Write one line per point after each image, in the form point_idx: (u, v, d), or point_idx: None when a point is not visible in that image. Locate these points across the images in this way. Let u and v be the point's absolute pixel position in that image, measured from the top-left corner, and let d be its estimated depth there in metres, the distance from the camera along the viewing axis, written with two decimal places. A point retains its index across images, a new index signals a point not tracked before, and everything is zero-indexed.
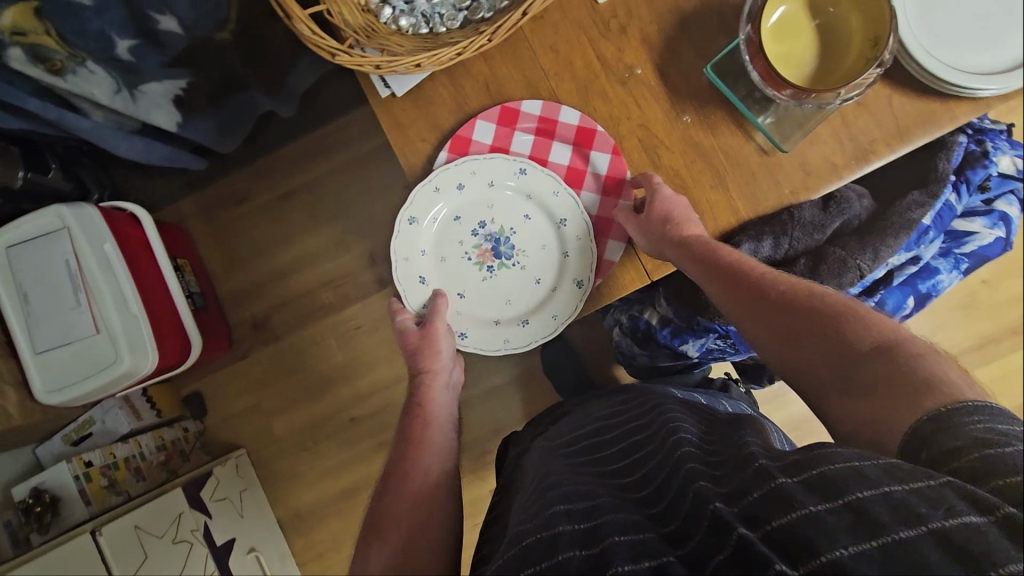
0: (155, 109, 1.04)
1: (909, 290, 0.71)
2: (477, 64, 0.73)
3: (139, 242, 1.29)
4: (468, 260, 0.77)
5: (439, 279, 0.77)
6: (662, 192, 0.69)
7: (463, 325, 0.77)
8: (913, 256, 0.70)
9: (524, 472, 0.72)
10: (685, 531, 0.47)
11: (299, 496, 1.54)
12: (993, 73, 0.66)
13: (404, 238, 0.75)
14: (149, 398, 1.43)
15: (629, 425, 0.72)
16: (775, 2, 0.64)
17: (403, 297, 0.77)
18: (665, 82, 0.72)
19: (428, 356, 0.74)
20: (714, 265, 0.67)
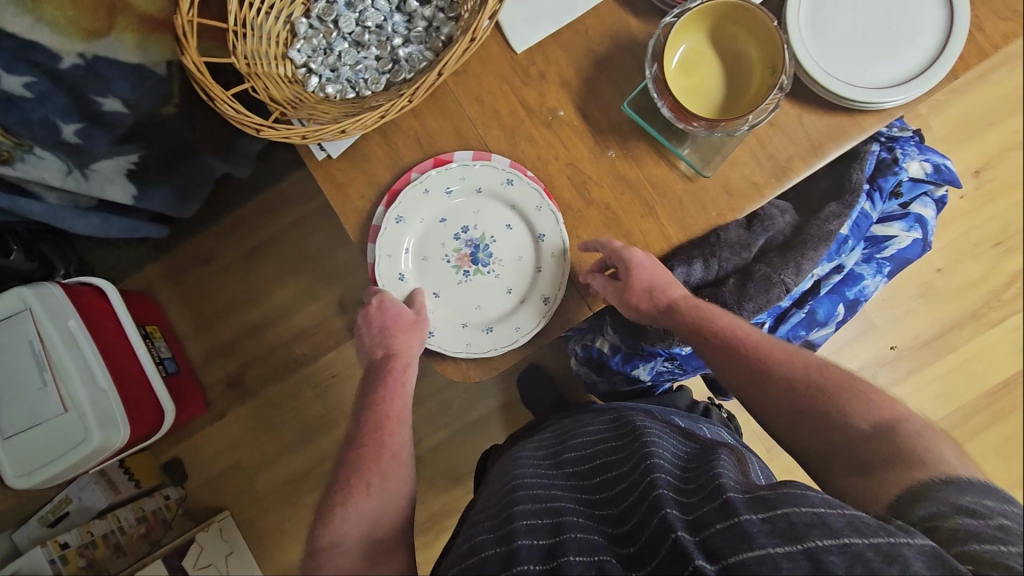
0: (108, 185, 1.05)
1: (836, 298, 0.75)
2: (407, 120, 0.76)
3: (106, 314, 1.28)
4: (445, 263, 0.73)
5: (418, 279, 0.74)
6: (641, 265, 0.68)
7: (433, 323, 0.72)
8: (838, 265, 0.73)
9: (494, 476, 0.75)
10: (643, 556, 0.52)
11: (288, 553, 1.51)
12: (892, 85, 0.70)
13: (387, 237, 0.72)
14: (126, 469, 1.41)
15: (603, 432, 0.75)
16: (675, 42, 0.68)
17: (377, 282, 0.72)
18: (587, 120, 0.75)
19: (398, 337, 0.69)
20: (708, 330, 0.68)
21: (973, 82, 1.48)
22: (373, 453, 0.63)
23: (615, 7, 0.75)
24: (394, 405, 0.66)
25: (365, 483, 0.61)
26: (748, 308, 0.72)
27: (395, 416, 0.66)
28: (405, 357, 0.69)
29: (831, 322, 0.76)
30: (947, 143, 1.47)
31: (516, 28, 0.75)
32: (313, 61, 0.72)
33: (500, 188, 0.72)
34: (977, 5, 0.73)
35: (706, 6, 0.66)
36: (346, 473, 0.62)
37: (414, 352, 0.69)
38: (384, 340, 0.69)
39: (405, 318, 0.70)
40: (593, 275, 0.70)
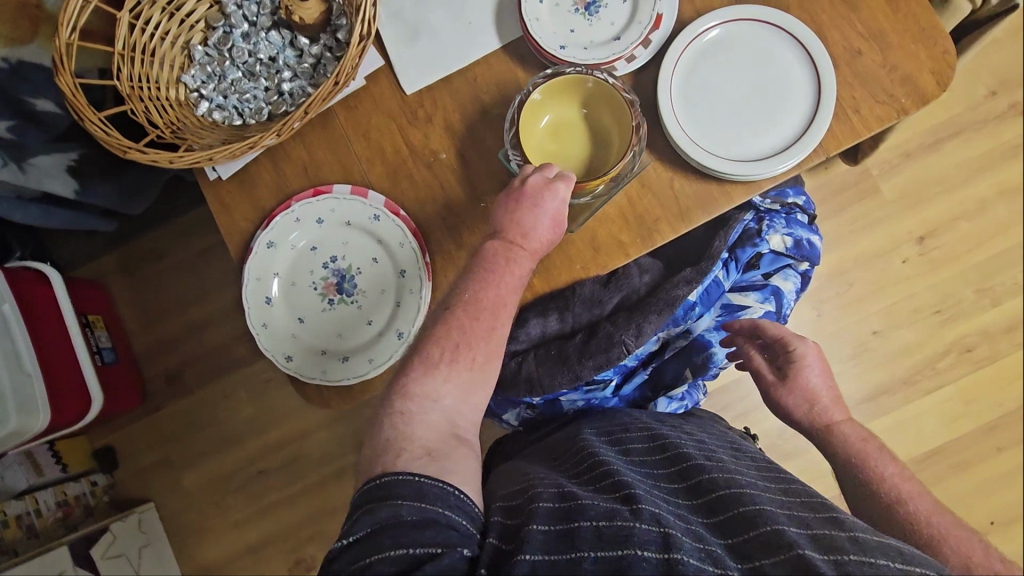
0: (47, 179, 0.99)
1: (681, 360, 0.82)
2: (297, 150, 0.78)
3: (49, 302, 1.31)
4: (313, 290, 0.75)
5: (285, 302, 0.75)
6: (808, 374, 0.71)
7: (292, 346, 0.74)
8: (684, 330, 0.79)
9: (559, 438, 0.75)
10: (751, 552, 0.51)
11: (206, 552, 1.53)
12: (755, 161, 0.71)
13: (258, 260, 0.75)
14: (55, 452, 1.42)
15: (670, 424, 0.74)
16: (539, 111, 0.71)
17: (244, 302, 0.74)
18: (465, 165, 0.77)
19: (545, 223, 0.67)
20: (856, 462, 0.68)
21: (925, 148, 1.46)
22: (484, 333, 0.64)
23: (505, 59, 0.77)
24: (510, 296, 0.66)
25: (470, 356, 0.63)
26: (590, 365, 0.75)
27: (500, 302, 0.66)
28: (535, 251, 0.69)
29: (680, 382, 0.82)
30: (895, 206, 1.45)
31: (407, 71, 0.78)
32: (206, 87, 0.74)
33: (368, 223, 0.75)
34: (855, 86, 0.74)
35: (570, 79, 0.69)
36: (456, 337, 0.63)
37: (530, 227, 0.67)
38: (514, 208, 0.67)
39: (533, 184, 0.67)
40: (753, 349, 0.75)
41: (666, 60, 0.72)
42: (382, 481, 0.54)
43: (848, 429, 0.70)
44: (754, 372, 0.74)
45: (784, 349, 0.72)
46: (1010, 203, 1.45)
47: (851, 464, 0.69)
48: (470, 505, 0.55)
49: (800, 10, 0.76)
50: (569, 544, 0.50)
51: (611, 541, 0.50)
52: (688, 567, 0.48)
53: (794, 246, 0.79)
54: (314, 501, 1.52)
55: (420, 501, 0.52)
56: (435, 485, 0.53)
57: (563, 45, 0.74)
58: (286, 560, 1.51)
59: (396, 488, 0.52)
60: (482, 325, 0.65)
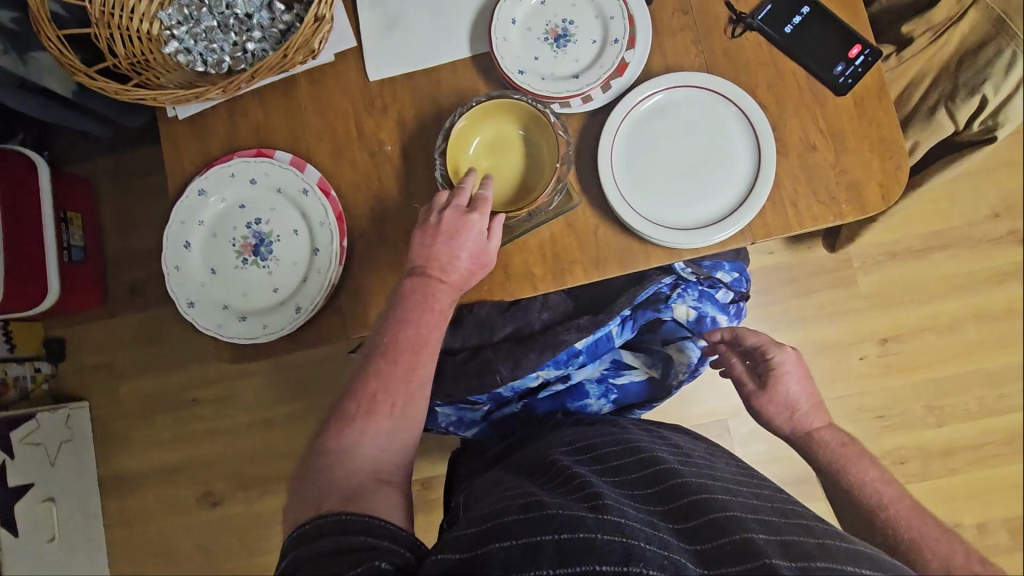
0: (46, 74, 1.04)
1: (557, 403, 0.80)
2: (254, 108, 0.80)
3: (29, 190, 1.35)
4: (231, 245, 0.77)
5: (202, 250, 0.77)
6: (786, 381, 0.72)
7: (197, 294, 0.76)
8: (563, 373, 0.79)
9: (529, 445, 0.73)
10: (719, 559, 0.50)
11: (126, 461, 1.58)
12: (671, 229, 0.72)
13: (187, 204, 0.77)
14: (7, 332, 1.45)
15: (644, 432, 0.74)
16: (470, 132, 0.72)
17: (163, 241, 0.77)
18: (407, 162, 0.78)
19: (464, 257, 0.68)
20: (833, 468, 0.69)
21: (912, 252, 1.43)
22: (404, 375, 0.64)
23: (471, 70, 0.78)
24: (431, 332, 0.66)
25: (390, 403, 0.63)
26: (464, 385, 0.77)
27: (421, 338, 0.66)
28: (458, 283, 0.69)
29: None
30: (867, 301, 1.43)
31: (375, 58, 0.79)
32: (176, 28, 0.76)
33: (298, 194, 0.76)
34: (801, 180, 0.74)
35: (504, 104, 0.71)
36: (375, 385, 0.63)
37: (449, 260, 0.67)
38: (434, 243, 0.67)
39: (451, 218, 0.67)
40: (735, 357, 0.77)
41: (616, 111, 0.73)
42: (309, 523, 0.54)
43: (829, 434, 0.71)
44: (735, 379, 0.76)
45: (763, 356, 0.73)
46: (985, 328, 1.42)
47: (831, 470, 0.69)
48: (400, 530, 0.55)
49: (766, 91, 0.76)
50: (529, 559, 0.49)
51: (573, 553, 0.49)
52: None
53: (695, 321, 0.82)
54: (238, 440, 1.56)
55: (342, 534, 0.52)
56: (357, 518, 0.54)
57: (523, 70, 0.74)
58: (198, 488, 1.56)
59: (321, 527, 0.53)
60: (405, 367, 0.65)
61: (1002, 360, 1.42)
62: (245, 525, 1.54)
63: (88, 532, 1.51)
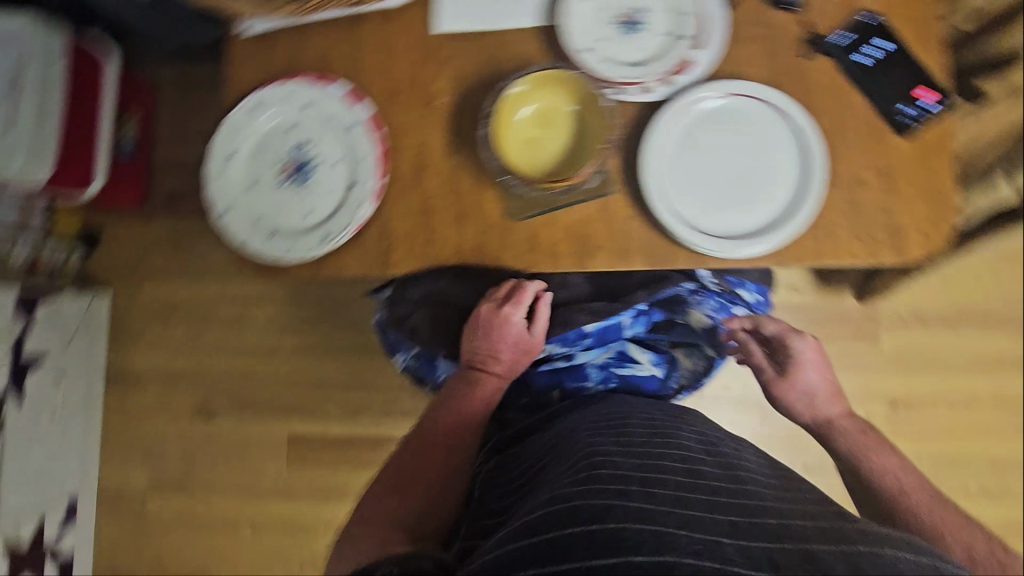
0: None
1: (557, 376, 0.83)
2: (321, 37, 0.82)
3: (94, 81, 1.39)
4: (272, 163, 0.79)
5: (244, 163, 0.79)
6: (809, 373, 0.78)
7: (234, 203, 0.78)
8: (567, 352, 0.82)
9: (555, 435, 0.73)
10: (756, 536, 0.50)
11: (134, 359, 1.63)
12: (705, 234, 0.72)
13: (240, 115, 0.79)
14: (44, 214, 1.54)
15: (668, 418, 0.73)
16: (524, 99, 0.73)
17: (210, 146, 0.79)
18: (457, 118, 0.79)
19: (507, 351, 0.79)
20: (856, 453, 0.78)
21: (941, 320, 1.40)
22: (446, 453, 0.78)
23: (536, 41, 0.78)
24: (472, 416, 0.79)
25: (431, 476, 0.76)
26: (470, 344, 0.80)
27: (464, 421, 0.79)
28: (503, 375, 0.80)
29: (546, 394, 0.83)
30: (884, 360, 1.40)
31: (445, 11, 0.80)
32: None
33: (347, 127, 0.78)
34: (844, 215, 0.73)
35: (560, 76, 0.72)
36: (420, 460, 0.77)
37: (494, 357, 0.79)
38: (482, 343, 0.79)
39: (493, 318, 0.77)
40: (755, 345, 0.80)
41: (674, 103, 0.72)
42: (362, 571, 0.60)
43: (846, 423, 0.80)
44: (755, 366, 0.80)
45: (787, 346, 0.79)
46: (999, 412, 1.38)
47: (853, 455, 0.78)
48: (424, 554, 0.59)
49: (827, 116, 0.74)
50: (562, 558, 0.49)
51: (603, 544, 0.49)
52: (691, 566, 0.46)
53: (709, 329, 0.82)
54: (243, 362, 1.61)
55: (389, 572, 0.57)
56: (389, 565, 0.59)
57: (588, 49, 0.75)
58: (196, 400, 1.61)
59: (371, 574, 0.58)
60: (447, 447, 0.78)
61: (1012, 449, 1.38)
62: (232, 443, 1.59)
63: (88, 416, 1.58)
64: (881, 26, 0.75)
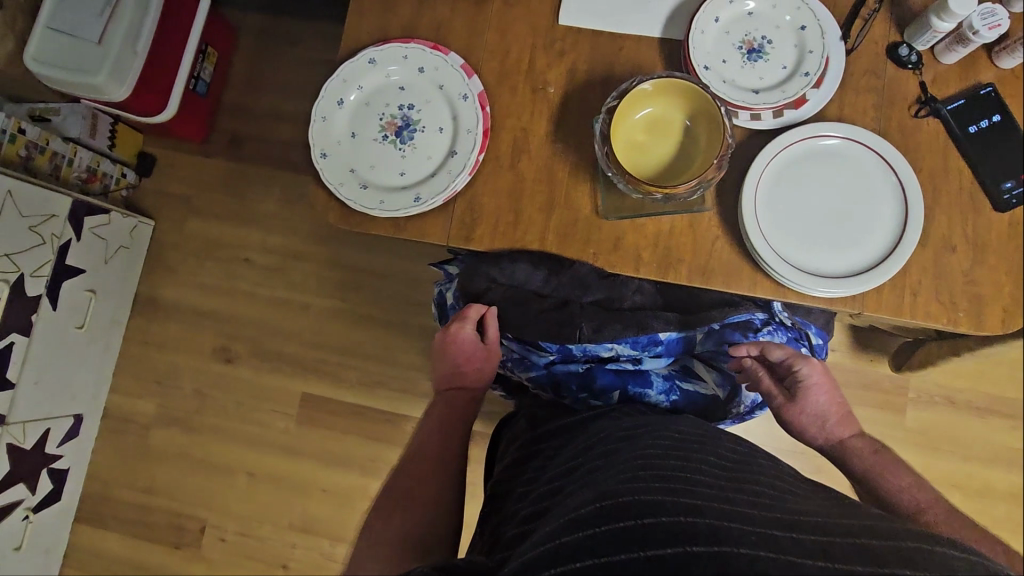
0: None
1: (619, 381, 0.81)
2: (444, 6, 0.83)
3: (187, 11, 1.41)
4: (378, 119, 0.80)
5: (351, 114, 0.81)
6: (816, 398, 0.76)
7: (332, 148, 0.79)
8: (637, 356, 0.82)
9: (587, 436, 0.71)
10: (803, 529, 0.50)
11: (165, 289, 1.64)
12: (796, 266, 0.73)
13: (356, 65, 0.81)
14: (112, 129, 1.53)
15: (699, 427, 0.73)
16: (644, 100, 0.74)
17: (321, 91, 0.80)
18: (563, 109, 0.80)
19: (469, 365, 0.85)
20: (869, 473, 0.76)
21: (969, 405, 1.40)
22: (436, 463, 0.80)
23: (654, 50, 0.80)
24: (452, 426, 0.85)
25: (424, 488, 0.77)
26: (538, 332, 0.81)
27: (446, 433, 0.84)
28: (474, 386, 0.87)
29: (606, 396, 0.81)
30: (906, 433, 1.40)
31: (571, 5, 0.81)
32: None
33: (457, 97, 0.79)
34: (928, 274, 0.74)
35: (678, 84, 0.71)
36: (413, 475, 0.79)
37: (459, 373, 0.86)
38: (447, 368, 0.86)
39: (449, 342, 0.85)
40: (760, 369, 0.78)
41: (795, 130, 0.74)
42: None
43: (858, 444, 0.78)
44: (763, 393, 0.78)
45: (790, 373, 0.76)
46: (1012, 507, 1.38)
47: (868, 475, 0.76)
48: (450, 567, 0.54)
49: (927, 177, 0.76)
50: (613, 548, 0.49)
51: (658, 537, 0.49)
52: (747, 556, 0.46)
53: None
54: (271, 313, 1.61)
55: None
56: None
57: (707, 67, 0.76)
58: (218, 341, 1.61)
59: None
60: (436, 458, 0.81)
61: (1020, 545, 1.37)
62: (245, 390, 1.59)
63: (109, 336, 1.56)
64: (994, 100, 0.77)
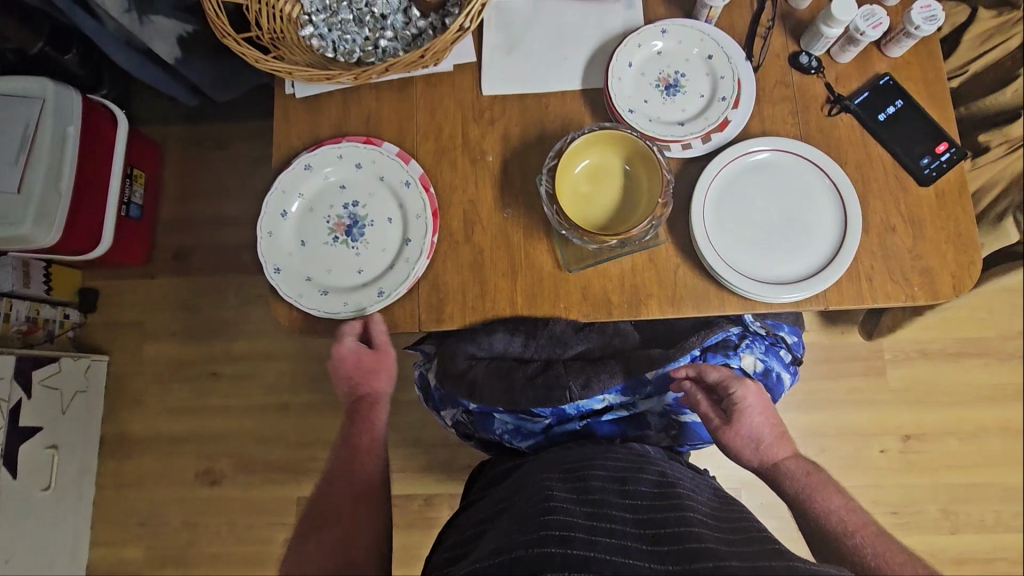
0: (157, 39, 1.11)
1: (618, 427, 0.83)
2: (369, 98, 0.85)
3: (106, 141, 1.39)
4: (325, 222, 0.80)
5: (297, 222, 0.80)
6: (751, 417, 0.75)
7: (285, 261, 0.78)
8: (627, 401, 0.83)
9: (522, 478, 0.75)
10: None
11: (132, 423, 1.56)
12: (757, 280, 0.75)
13: (292, 174, 0.80)
14: (47, 273, 1.47)
15: (633, 456, 0.76)
16: (581, 153, 0.76)
17: (263, 207, 0.79)
18: (505, 174, 0.81)
19: (368, 373, 0.81)
20: (801, 496, 0.74)
21: (943, 354, 1.46)
22: (357, 480, 0.76)
23: (579, 101, 0.83)
24: (367, 439, 0.80)
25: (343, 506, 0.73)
26: (535, 396, 0.79)
27: (364, 446, 0.80)
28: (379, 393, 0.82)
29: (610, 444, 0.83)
30: (894, 395, 1.44)
31: (490, 75, 0.84)
32: (316, 15, 0.82)
33: (398, 185, 0.80)
34: (879, 259, 0.77)
35: (612, 134, 0.74)
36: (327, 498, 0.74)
37: (364, 382, 0.81)
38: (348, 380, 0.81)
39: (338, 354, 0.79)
40: (699, 393, 0.77)
41: (729, 148, 0.77)
42: None
43: (792, 466, 0.76)
44: (702, 416, 0.77)
45: (728, 393, 0.76)
46: (1007, 442, 1.42)
47: (800, 496, 0.74)
48: None
49: (854, 168, 0.80)
50: None
51: None
52: None
53: (762, 373, 0.83)
54: (249, 422, 1.55)
55: None
56: None
57: (631, 109, 0.80)
58: (198, 464, 1.54)
59: None
60: (353, 475, 0.77)
61: None
62: (235, 509, 1.51)
63: (80, 488, 1.46)
64: (895, 86, 0.82)
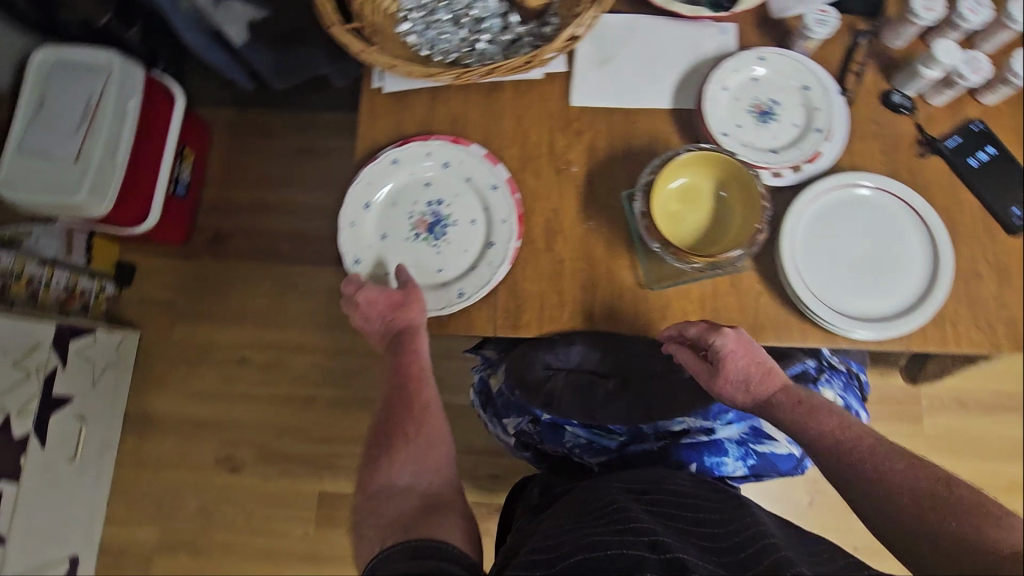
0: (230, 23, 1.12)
1: (694, 454, 0.81)
2: (457, 99, 0.84)
3: (163, 117, 1.39)
4: (407, 217, 0.80)
5: (380, 215, 0.80)
6: (735, 361, 0.71)
7: (365, 253, 0.78)
8: (707, 426, 0.81)
9: (582, 489, 0.72)
10: None
11: (157, 402, 1.55)
12: (846, 315, 0.74)
13: (379, 167, 0.80)
14: (89, 243, 1.46)
15: (701, 485, 0.73)
16: (678, 171, 0.75)
17: (348, 197, 0.79)
18: (589, 187, 0.81)
19: (397, 307, 0.74)
20: (799, 427, 0.72)
21: (981, 406, 1.44)
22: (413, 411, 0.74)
23: (668, 121, 0.82)
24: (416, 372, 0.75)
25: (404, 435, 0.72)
26: (610, 413, 0.79)
27: (416, 376, 0.75)
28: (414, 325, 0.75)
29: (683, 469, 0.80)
30: (928, 443, 1.43)
31: (581, 87, 0.84)
32: (415, 12, 0.83)
33: (485, 188, 0.80)
34: (962, 304, 0.76)
35: (712, 155, 0.74)
36: (388, 428, 0.74)
37: (398, 315, 0.75)
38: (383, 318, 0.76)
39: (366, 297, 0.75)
40: (684, 350, 0.73)
41: (829, 177, 0.77)
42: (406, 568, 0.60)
43: (784, 396, 0.73)
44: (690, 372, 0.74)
45: (708, 345, 0.71)
46: None
47: (795, 424, 0.72)
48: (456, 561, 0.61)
49: (942, 211, 0.79)
50: None
51: None
52: None
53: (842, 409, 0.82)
54: (274, 412, 1.53)
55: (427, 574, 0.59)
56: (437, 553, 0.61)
57: (724, 133, 0.80)
58: (219, 450, 1.52)
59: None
60: (409, 408, 0.75)
61: None
62: (252, 499, 1.49)
63: (101, 462, 1.44)
64: (987, 133, 0.82)
